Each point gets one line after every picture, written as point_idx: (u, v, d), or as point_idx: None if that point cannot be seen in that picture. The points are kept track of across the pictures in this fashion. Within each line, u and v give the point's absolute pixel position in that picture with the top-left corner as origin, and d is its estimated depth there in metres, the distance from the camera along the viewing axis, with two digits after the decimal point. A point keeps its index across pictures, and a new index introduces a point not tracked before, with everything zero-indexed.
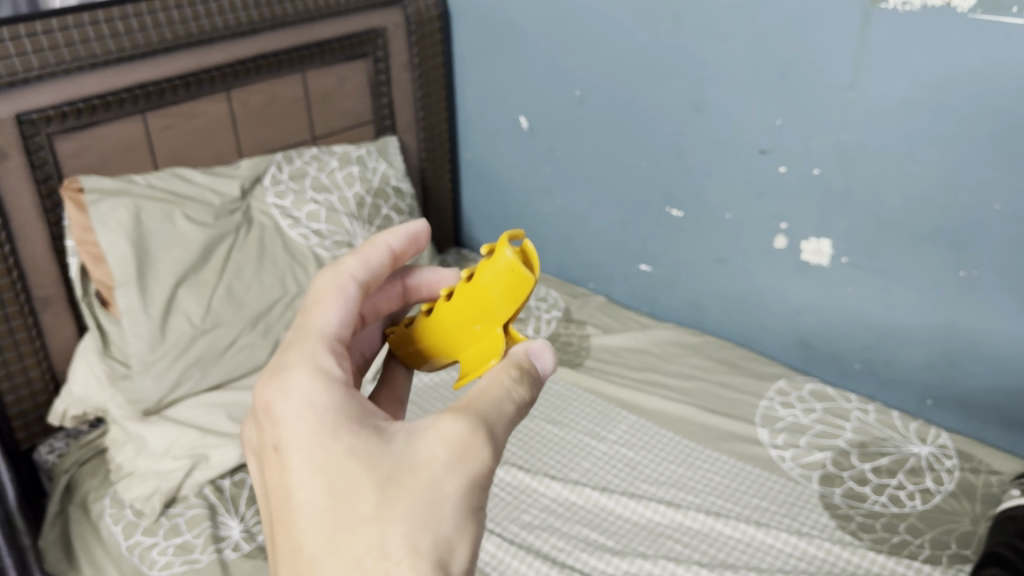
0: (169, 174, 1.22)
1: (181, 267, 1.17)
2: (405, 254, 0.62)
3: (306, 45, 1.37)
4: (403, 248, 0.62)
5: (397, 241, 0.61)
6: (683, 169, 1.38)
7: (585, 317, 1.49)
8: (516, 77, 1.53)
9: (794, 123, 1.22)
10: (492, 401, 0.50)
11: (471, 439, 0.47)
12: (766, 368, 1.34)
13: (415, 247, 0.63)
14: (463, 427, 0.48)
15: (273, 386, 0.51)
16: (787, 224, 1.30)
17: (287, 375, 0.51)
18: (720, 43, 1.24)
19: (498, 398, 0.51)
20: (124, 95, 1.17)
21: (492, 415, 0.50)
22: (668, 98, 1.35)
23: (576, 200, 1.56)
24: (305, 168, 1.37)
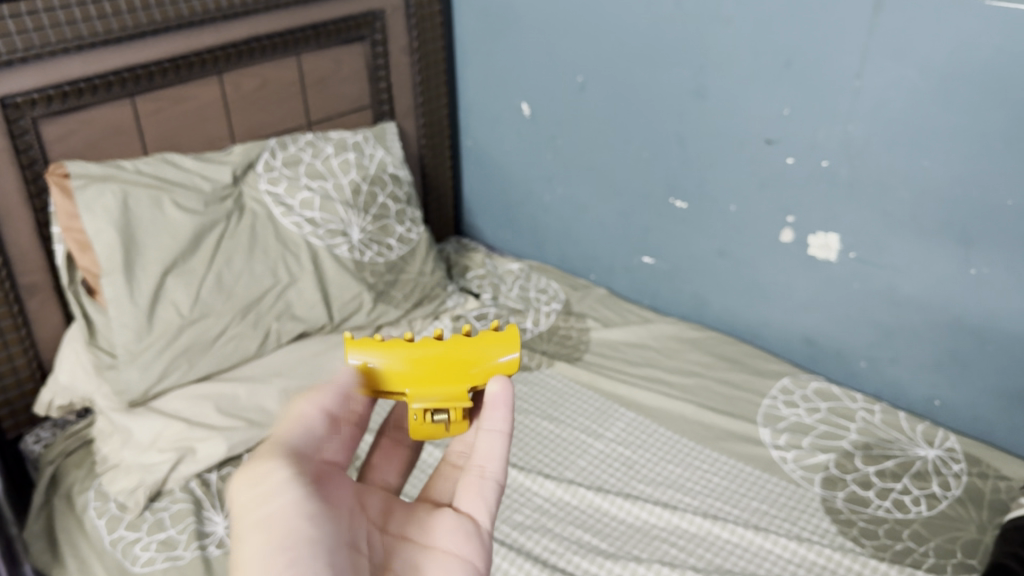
0: (158, 159, 1.20)
1: (170, 255, 1.14)
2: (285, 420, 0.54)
3: (301, 27, 1.33)
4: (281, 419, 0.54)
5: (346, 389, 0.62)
6: (687, 158, 1.34)
7: (585, 310, 1.45)
8: (518, 62, 1.49)
9: (802, 113, 1.18)
10: (263, 491, 0.50)
11: (267, 541, 0.47)
12: (770, 365, 1.30)
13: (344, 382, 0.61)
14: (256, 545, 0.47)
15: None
16: (793, 217, 1.25)
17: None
18: (726, 28, 1.20)
19: (269, 482, 0.50)
20: (111, 78, 1.14)
21: (268, 503, 0.49)
22: (672, 85, 1.30)
23: (577, 190, 1.52)
24: (300, 154, 1.33)
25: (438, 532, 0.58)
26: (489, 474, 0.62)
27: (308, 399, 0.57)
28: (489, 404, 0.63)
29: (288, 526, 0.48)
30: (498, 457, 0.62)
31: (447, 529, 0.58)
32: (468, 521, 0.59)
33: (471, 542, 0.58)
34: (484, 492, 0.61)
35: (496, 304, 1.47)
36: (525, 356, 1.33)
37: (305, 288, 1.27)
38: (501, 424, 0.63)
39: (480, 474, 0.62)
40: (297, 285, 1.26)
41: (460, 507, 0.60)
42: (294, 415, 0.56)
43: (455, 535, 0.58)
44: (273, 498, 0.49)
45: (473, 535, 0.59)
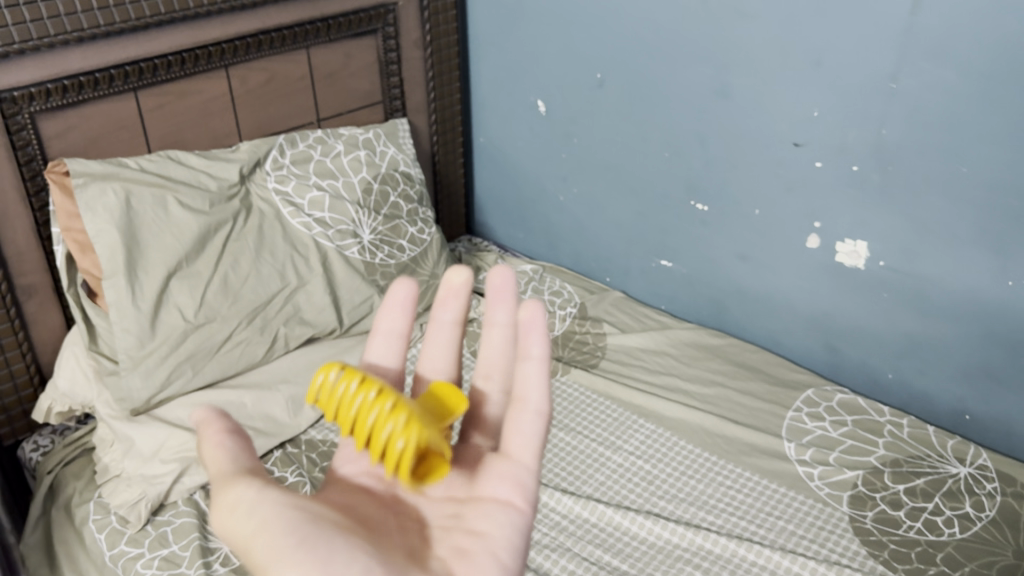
0: (162, 157, 1.15)
1: (174, 257, 1.10)
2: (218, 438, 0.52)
3: (310, 20, 1.28)
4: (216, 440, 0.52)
5: (451, 312, 0.68)
6: (709, 160, 1.29)
7: (600, 314, 1.40)
8: (534, 58, 1.44)
9: (833, 115, 1.13)
10: (242, 515, 0.49)
11: (276, 543, 0.47)
12: (793, 376, 1.26)
13: (463, 287, 0.68)
14: (265, 555, 0.47)
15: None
16: (820, 223, 1.21)
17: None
18: (753, 26, 1.15)
19: (242, 505, 0.49)
20: (113, 71, 1.09)
21: (249, 519, 0.48)
22: (693, 84, 1.25)
23: (594, 189, 1.47)
24: (309, 152, 1.29)
25: (483, 480, 0.60)
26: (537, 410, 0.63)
27: (209, 436, 0.52)
28: (525, 329, 0.64)
29: (281, 521, 0.48)
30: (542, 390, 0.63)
31: (487, 475, 0.60)
32: (511, 462, 0.60)
33: (512, 483, 0.59)
34: (530, 428, 0.62)
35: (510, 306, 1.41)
36: None
37: (314, 292, 1.22)
38: (537, 349, 0.63)
39: (520, 406, 0.63)
40: (306, 288, 1.21)
41: (508, 451, 0.62)
42: (208, 449, 0.52)
43: (496, 479, 0.59)
44: (250, 511, 0.49)
45: (515, 478, 0.59)
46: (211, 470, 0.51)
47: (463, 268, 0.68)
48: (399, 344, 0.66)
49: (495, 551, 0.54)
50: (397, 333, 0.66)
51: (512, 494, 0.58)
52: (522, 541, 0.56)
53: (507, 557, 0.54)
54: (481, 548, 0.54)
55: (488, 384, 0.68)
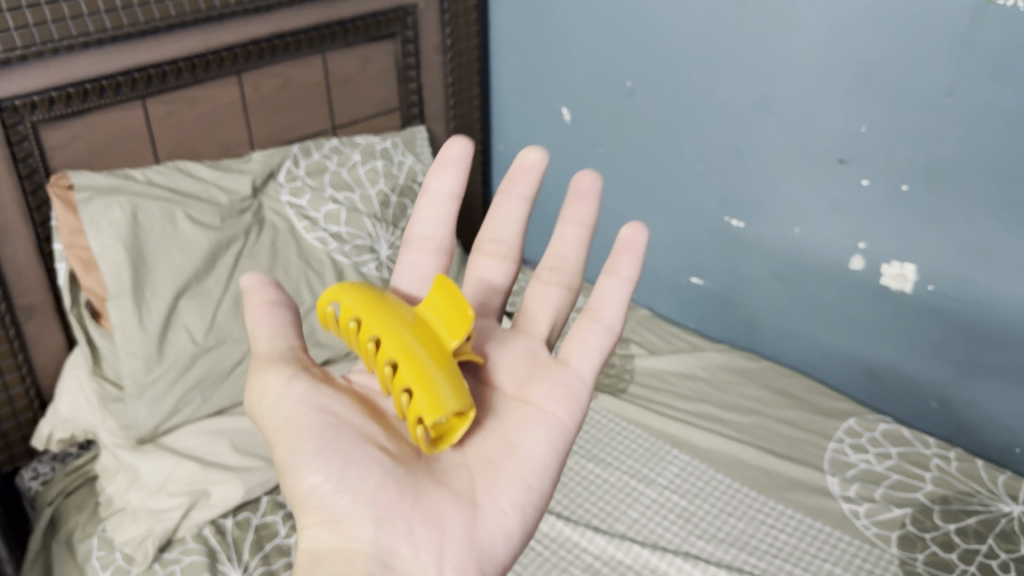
0: (171, 168, 1.09)
1: (183, 276, 1.04)
2: (257, 320, 0.63)
3: (327, 24, 1.22)
4: (256, 321, 0.63)
5: (524, 184, 0.77)
6: (745, 175, 1.23)
7: (627, 333, 1.34)
8: (559, 64, 1.37)
9: (882, 131, 1.07)
10: (272, 404, 0.61)
11: (295, 444, 0.59)
12: (833, 403, 1.20)
13: (536, 166, 0.76)
14: (286, 453, 0.59)
15: (342, 498, 0.58)
16: (865, 243, 1.14)
17: (336, 497, 0.57)
18: (797, 36, 1.09)
19: (273, 395, 0.61)
20: (120, 78, 1.02)
21: (275, 415, 0.61)
22: (731, 95, 1.19)
23: (620, 202, 1.41)
24: (324, 162, 1.23)
25: (535, 386, 0.69)
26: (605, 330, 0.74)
27: (253, 308, 0.64)
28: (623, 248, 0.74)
29: (302, 427, 0.59)
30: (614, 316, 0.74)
31: (544, 382, 0.69)
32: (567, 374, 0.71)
33: (566, 395, 0.69)
34: (596, 341, 0.73)
35: None
36: None
37: None
38: (626, 270, 0.74)
39: (593, 319, 0.74)
40: (319, 307, 1.14)
41: (569, 359, 0.72)
42: (256, 324, 0.63)
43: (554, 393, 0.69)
44: (276, 408, 0.60)
45: (569, 393, 0.69)
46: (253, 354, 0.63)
47: (540, 144, 0.76)
48: (451, 203, 0.76)
49: (524, 474, 0.63)
50: (449, 193, 0.76)
51: (558, 410, 0.68)
52: (557, 455, 0.66)
53: (534, 482, 0.63)
54: (509, 472, 0.63)
55: (553, 275, 0.77)
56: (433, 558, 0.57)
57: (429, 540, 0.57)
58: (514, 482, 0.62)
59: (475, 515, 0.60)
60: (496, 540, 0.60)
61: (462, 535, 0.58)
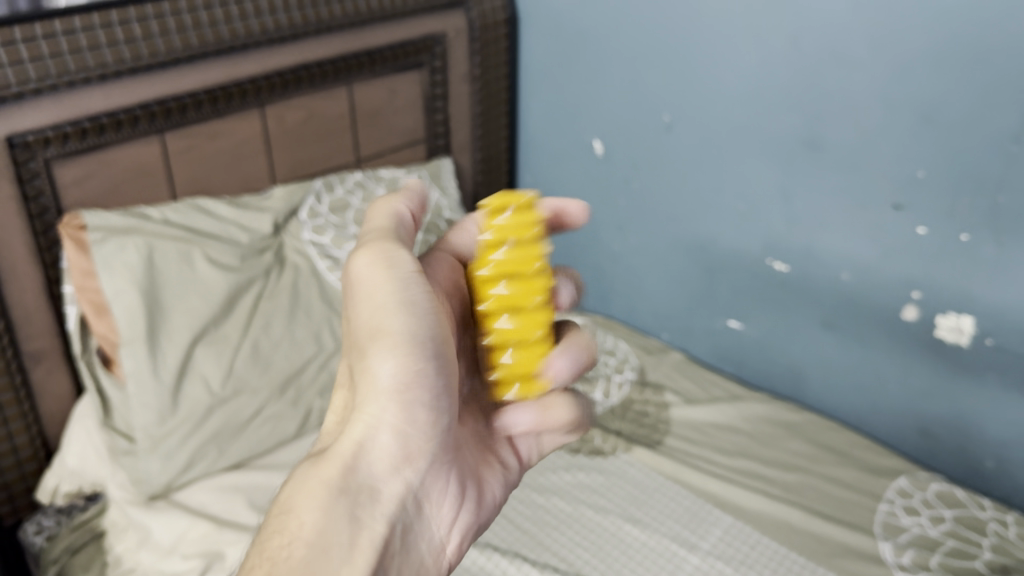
0: (189, 206, 1.03)
1: (200, 320, 0.98)
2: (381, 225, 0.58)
3: (355, 54, 1.16)
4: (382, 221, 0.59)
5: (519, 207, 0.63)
6: (791, 217, 1.17)
7: (661, 380, 1.28)
8: (592, 96, 1.32)
9: (940, 177, 1.01)
10: (388, 283, 0.55)
11: (395, 339, 0.54)
12: (882, 460, 1.14)
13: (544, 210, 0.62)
14: (399, 337, 0.54)
15: (407, 422, 0.55)
16: (919, 293, 1.08)
17: (403, 413, 0.55)
18: (851, 74, 1.03)
19: (394, 277, 0.55)
20: (138, 112, 0.97)
21: (402, 290, 0.55)
22: (779, 135, 1.14)
23: (653, 239, 1.35)
24: (347, 198, 1.16)
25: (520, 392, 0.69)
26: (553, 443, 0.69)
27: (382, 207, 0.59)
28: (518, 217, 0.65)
29: (428, 326, 0.55)
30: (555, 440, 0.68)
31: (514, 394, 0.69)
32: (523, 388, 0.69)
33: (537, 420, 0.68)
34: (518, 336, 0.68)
35: None
36: (597, 438, 1.15)
37: None
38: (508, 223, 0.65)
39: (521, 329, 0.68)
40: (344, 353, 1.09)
41: None
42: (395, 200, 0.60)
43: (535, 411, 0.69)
44: (408, 287, 0.55)
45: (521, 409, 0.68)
46: (380, 222, 0.59)
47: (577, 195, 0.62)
48: None
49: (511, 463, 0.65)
50: None
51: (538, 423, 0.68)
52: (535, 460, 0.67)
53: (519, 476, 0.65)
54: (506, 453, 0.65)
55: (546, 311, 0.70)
56: (448, 518, 0.58)
57: (448, 500, 0.58)
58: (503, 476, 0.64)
59: (477, 493, 0.61)
60: (485, 517, 0.62)
61: (471, 508, 0.60)
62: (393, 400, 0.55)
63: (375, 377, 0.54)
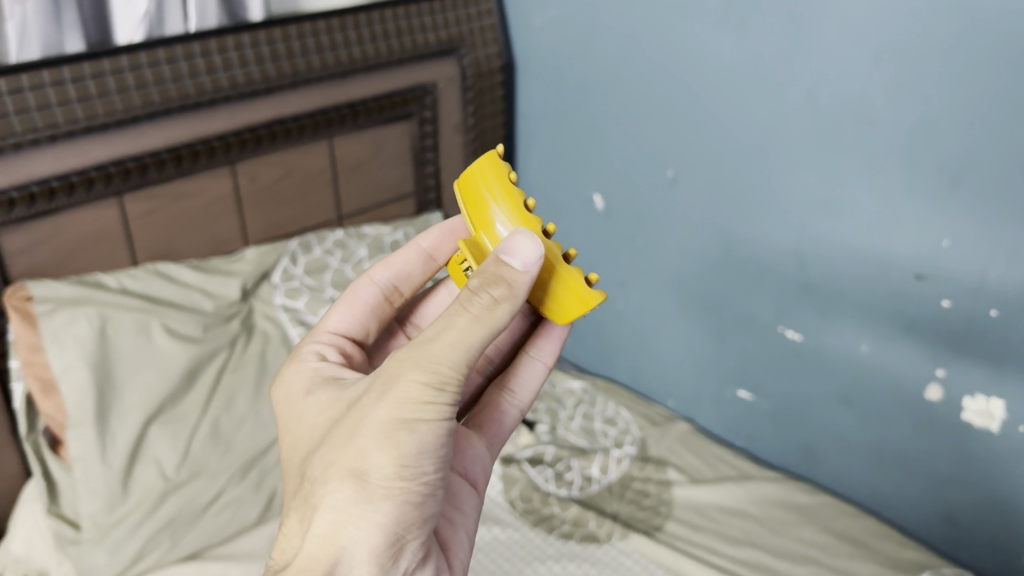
0: (149, 271, 0.96)
1: (155, 398, 0.91)
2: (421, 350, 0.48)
3: (337, 106, 1.10)
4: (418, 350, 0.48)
5: (430, 241, 0.70)
6: (805, 283, 1.08)
7: (664, 455, 1.19)
8: (593, 146, 1.25)
9: (968, 246, 0.91)
10: (410, 417, 0.46)
11: (401, 471, 0.46)
12: (906, 552, 1.03)
13: (456, 245, 0.71)
14: (413, 458, 0.46)
15: (397, 535, 0.48)
16: (944, 371, 0.98)
17: (393, 528, 0.47)
18: (872, 132, 0.94)
19: (414, 413, 0.46)
20: (93, 174, 0.91)
21: (432, 427, 0.47)
22: (795, 194, 1.04)
23: (658, 299, 1.26)
24: (325, 259, 1.09)
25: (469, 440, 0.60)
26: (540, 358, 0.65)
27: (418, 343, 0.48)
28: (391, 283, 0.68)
29: (440, 444, 0.48)
30: (549, 348, 0.65)
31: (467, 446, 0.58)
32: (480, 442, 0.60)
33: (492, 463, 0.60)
34: None
35: (556, 438, 1.20)
36: (592, 522, 1.05)
37: None
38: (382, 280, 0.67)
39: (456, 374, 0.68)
40: None
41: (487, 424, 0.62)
42: (495, 316, 0.49)
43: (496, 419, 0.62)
44: (441, 410, 0.47)
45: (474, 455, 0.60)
46: (466, 341, 0.48)
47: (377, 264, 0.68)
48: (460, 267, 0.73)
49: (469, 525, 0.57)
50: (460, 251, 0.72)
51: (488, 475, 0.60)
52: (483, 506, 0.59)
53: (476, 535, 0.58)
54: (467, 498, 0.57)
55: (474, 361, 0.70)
56: None
57: None
58: (465, 531, 0.57)
59: (448, 566, 0.55)
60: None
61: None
62: (385, 518, 0.47)
63: (368, 499, 0.46)
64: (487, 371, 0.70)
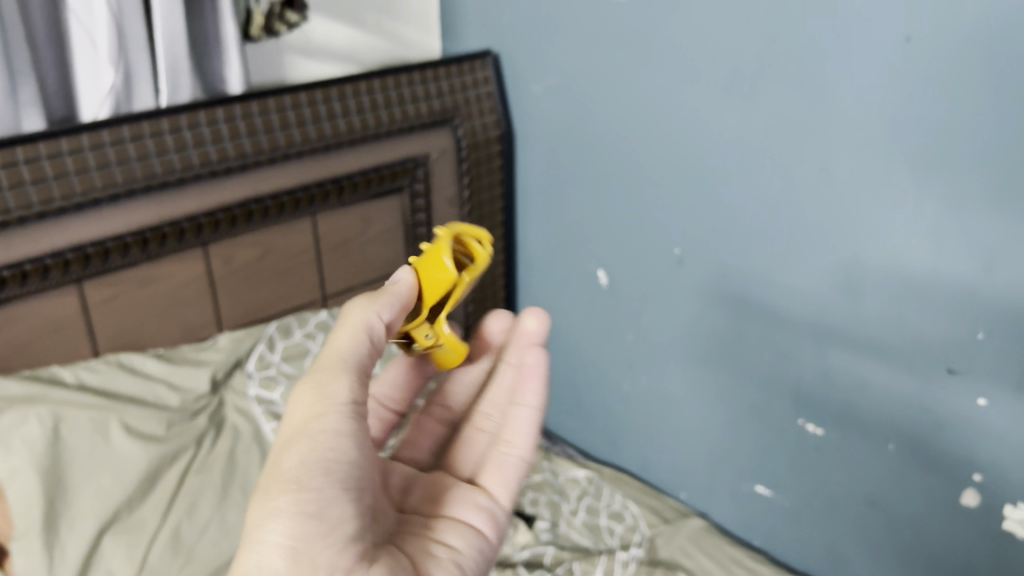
0: (111, 363, 0.90)
1: (111, 504, 0.82)
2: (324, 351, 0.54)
3: (321, 182, 1.04)
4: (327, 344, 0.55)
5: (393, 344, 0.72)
6: (823, 373, 0.99)
7: (674, 558, 1.09)
8: (594, 220, 1.18)
9: (1006, 339, 0.82)
10: (300, 413, 0.51)
11: (283, 478, 0.48)
12: None
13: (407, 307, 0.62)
14: (293, 468, 0.49)
15: (295, 549, 0.47)
16: (981, 476, 0.89)
17: (283, 539, 0.47)
18: (894, 213, 0.86)
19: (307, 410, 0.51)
20: (48, 261, 0.84)
21: (315, 422, 0.50)
22: (812, 277, 0.96)
23: (666, 383, 1.18)
24: (306, 343, 1.02)
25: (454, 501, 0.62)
26: (529, 402, 0.64)
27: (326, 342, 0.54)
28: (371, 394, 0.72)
29: (327, 448, 0.50)
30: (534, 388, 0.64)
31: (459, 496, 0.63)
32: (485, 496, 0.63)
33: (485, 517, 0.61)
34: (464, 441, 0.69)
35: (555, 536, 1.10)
36: None
37: None
38: None
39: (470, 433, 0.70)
40: None
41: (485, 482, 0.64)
42: (360, 323, 0.53)
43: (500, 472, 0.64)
44: (313, 420, 0.50)
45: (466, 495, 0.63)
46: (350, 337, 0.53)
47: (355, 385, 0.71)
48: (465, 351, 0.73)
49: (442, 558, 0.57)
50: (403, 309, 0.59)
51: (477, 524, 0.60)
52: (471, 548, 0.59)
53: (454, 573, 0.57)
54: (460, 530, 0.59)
55: (484, 422, 0.70)
56: None
57: None
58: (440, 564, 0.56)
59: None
60: None
61: None
62: (278, 534, 0.47)
63: (258, 513, 0.48)
64: (490, 427, 0.69)
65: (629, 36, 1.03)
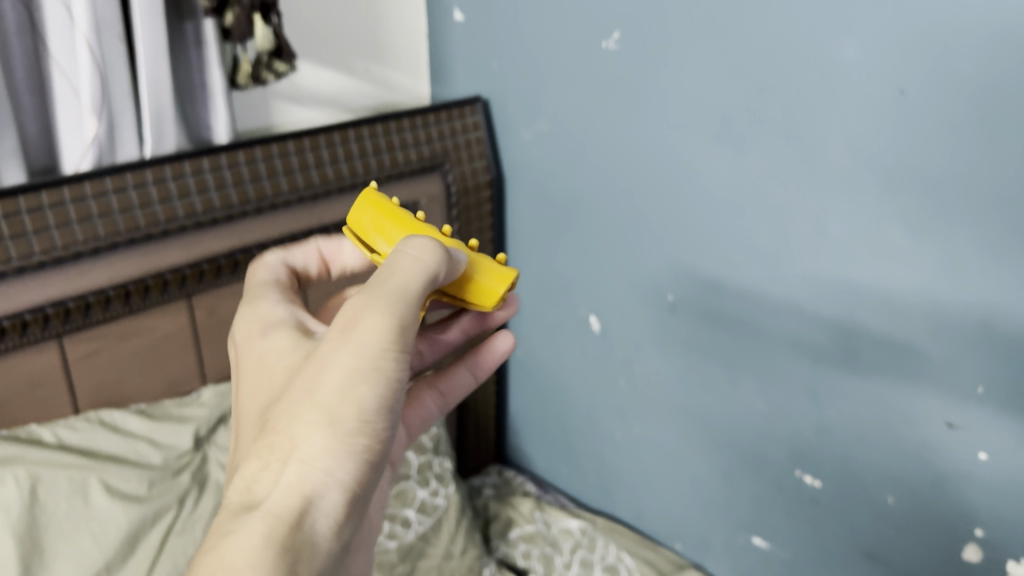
0: (91, 421, 0.88)
1: (89, 568, 0.78)
2: (387, 277, 0.49)
3: (309, 231, 1.04)
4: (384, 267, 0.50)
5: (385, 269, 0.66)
6: (819, 424, 0.97)
7: None
8: (585, 265, 1.16)
9: (1004, 392, 0.81)
10: (376, 341, 0.46)
11: (358, 417, 0.45)
12: None
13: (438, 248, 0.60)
14: (369, 409, 0.45)
15: (352, 492, 0.45)
16: (983, 532, 0.87)
17: (348, 481, 0.45)
18: (888, 265, 0.85)
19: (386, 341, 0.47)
20: (27, 316, 0.82)
21: (393, 364, 0.47)
22: (807, 327, 0.94)
23: (659, 432, 1.16)
24: None
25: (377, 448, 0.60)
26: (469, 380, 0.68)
27: (389, 269, 0.50)
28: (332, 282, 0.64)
29: (395, 399, 0.47)
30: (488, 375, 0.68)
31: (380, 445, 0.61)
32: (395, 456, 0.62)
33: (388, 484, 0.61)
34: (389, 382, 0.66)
35: None
36: None
37: None
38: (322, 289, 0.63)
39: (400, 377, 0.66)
40: None
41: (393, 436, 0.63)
42: (428, 269, 0.51)
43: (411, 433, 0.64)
44: (392, 359, 0.47)
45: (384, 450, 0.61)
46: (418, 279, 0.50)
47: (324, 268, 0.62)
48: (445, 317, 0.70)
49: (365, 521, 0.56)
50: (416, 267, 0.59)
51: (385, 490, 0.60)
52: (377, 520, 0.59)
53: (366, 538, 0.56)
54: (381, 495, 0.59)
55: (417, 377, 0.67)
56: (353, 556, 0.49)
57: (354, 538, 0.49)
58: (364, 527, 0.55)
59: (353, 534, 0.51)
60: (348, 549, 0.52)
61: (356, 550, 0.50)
62: (343, 472, 0.44)
63: (328, 444, 0.44)
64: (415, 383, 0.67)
65: (620, 83, 1.02)
